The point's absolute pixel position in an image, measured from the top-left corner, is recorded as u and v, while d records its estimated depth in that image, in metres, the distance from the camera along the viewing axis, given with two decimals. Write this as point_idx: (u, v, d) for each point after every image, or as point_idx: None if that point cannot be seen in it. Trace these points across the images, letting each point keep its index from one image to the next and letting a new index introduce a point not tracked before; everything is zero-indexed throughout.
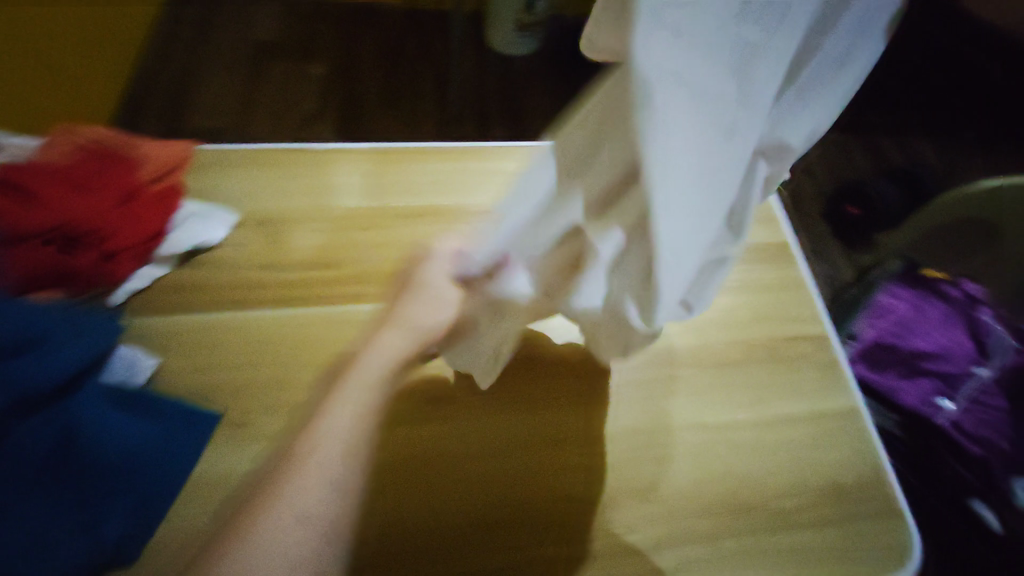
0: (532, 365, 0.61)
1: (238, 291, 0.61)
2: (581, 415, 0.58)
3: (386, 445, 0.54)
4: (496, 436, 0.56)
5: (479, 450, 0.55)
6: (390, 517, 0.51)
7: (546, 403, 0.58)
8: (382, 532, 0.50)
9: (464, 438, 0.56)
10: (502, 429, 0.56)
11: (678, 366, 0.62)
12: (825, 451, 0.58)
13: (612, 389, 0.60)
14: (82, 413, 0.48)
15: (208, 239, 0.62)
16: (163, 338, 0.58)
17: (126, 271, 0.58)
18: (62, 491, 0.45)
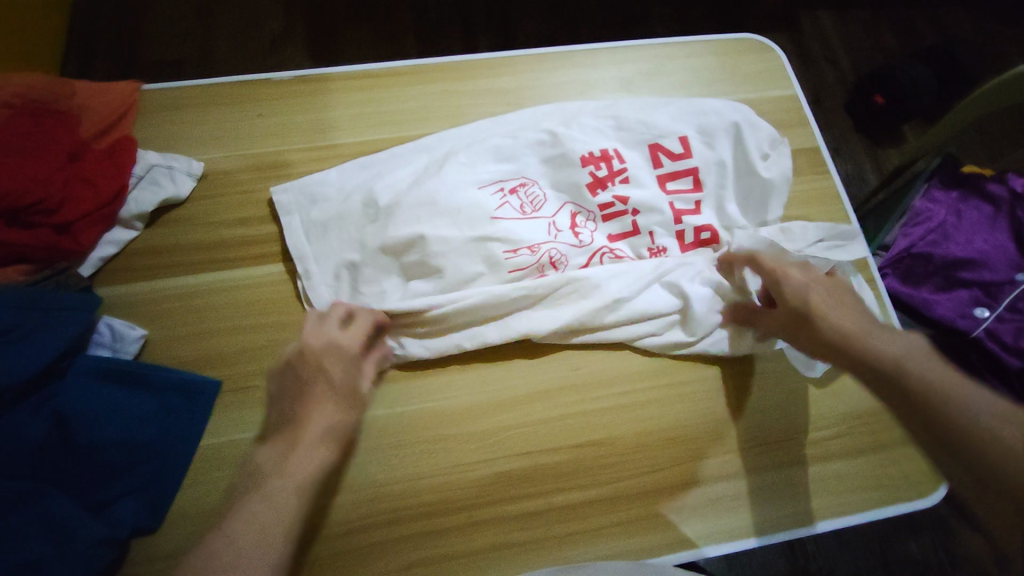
0: None
1: (217, 249, 0.56)
2: (592, 359, 0.55)
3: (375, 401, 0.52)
4: (495, 389, 0.53)
5: (474, 403, 0.52)
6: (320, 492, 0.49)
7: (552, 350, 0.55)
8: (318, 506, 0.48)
9: (461, 391, 0.53)
10: (501, 381, 0.53)
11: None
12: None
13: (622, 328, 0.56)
14: (71, 399, 0.46)
15: (173, 195, 0.56)
16: (147, 306, 0.53)
17: (89, 238, 0.52)
18: (67, 479, 0.44)
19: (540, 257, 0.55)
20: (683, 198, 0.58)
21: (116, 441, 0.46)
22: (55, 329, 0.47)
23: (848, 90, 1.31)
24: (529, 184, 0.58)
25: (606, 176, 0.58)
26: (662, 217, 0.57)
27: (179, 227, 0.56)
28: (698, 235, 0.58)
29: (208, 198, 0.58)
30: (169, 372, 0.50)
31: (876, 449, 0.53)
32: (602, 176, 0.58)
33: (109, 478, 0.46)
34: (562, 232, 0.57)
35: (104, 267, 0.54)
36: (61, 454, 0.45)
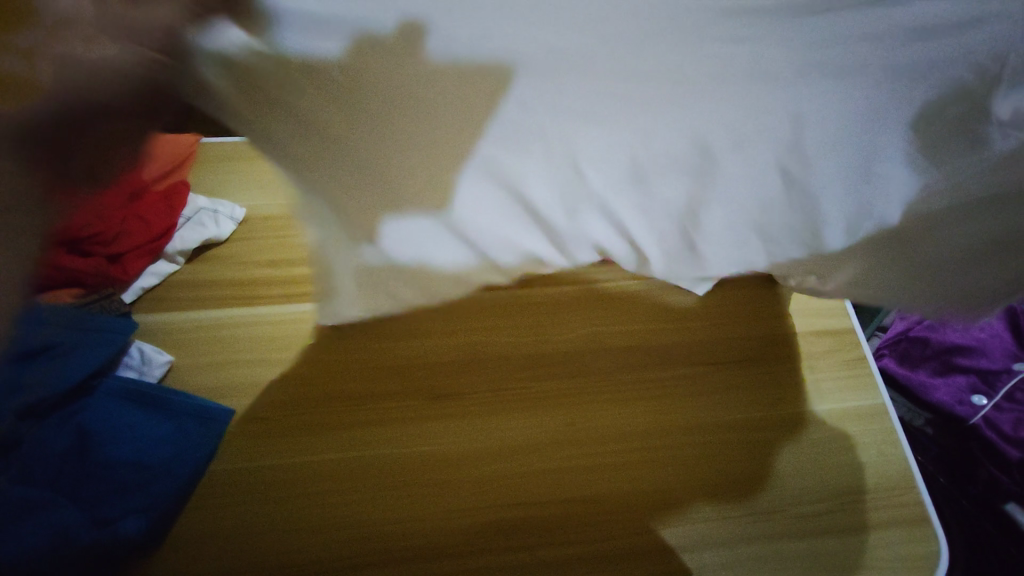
0: (505, 360, 0.59)
1: (246, 285, 0.61)
2: (572, 413, 0.57)
3: (359, 440, 0.54)
4: (477, 436, 0.55)
5: (458, 448, 0.54)
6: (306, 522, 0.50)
7: (531, 401, 0.57)
8: (303, 537, 0.49)
9: (443, 435, 0.55)
10: (480, 429, 0.55)
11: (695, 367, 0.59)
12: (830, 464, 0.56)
13: (604, 387, 0.58)
14: (96, 415, 0.50)
15: (214, 234, 0.62)
16: (176, 333, 0.57)
17: (135, 269, 0.58)
18: (78, 492, 0.47)
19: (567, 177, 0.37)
20: None
21: (128, 460, 0.49)
22: (93, 352, 0.51)
23: None
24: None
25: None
26: None
27: (213, 264, 0.61)
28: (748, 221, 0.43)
29: (243, 239, 0.63)
30: (185, 398, 0.53)
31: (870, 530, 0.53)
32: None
33: (116, 496, 0.48)
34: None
35: (143, 296, 0.59)
36: (78, 466, 0.48)
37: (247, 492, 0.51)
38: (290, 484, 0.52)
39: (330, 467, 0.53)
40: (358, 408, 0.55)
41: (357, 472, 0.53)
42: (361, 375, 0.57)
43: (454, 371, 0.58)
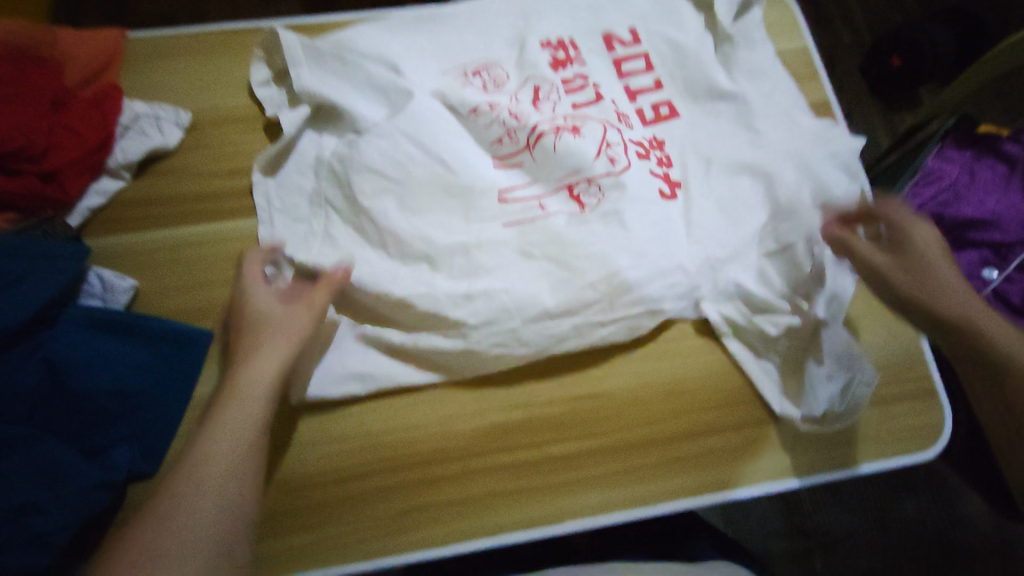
0: None
1: (207, 199, 0.55)
2: None
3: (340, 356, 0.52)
4: None
5: None
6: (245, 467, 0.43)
7: None
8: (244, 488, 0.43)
9: None
10: None
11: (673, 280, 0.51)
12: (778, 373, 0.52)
13: None
14: (65, 344, 0.46)
15: (159, 144, 0.55)
16: (137, 255, 0.53)
17: (76, 187, 0.51)
18: (63, 424, 0.45)
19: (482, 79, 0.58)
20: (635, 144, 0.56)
21: (107, 389, 0.46)
22: (45, 281, 0.46)
23: (864, 51, 1.26)
24: (490, 65, 0.58)
25: (565, 58, 0.59)
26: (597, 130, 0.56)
27: (166, 178, 0.55)
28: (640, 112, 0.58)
29: (197, 148, 0.56)
30: (160, 322, 0.49)
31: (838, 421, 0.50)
32: (571, 55, 0.59)
33: (103, 426, 0.45)
34: (522, 102, 0.57)
35: (92, 218, 0.53)
36: (56, 398, 0.45)
37: (186, 448, 0.44)
38: (221, 443, 0.43)
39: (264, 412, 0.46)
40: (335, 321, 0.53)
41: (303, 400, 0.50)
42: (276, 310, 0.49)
43: None
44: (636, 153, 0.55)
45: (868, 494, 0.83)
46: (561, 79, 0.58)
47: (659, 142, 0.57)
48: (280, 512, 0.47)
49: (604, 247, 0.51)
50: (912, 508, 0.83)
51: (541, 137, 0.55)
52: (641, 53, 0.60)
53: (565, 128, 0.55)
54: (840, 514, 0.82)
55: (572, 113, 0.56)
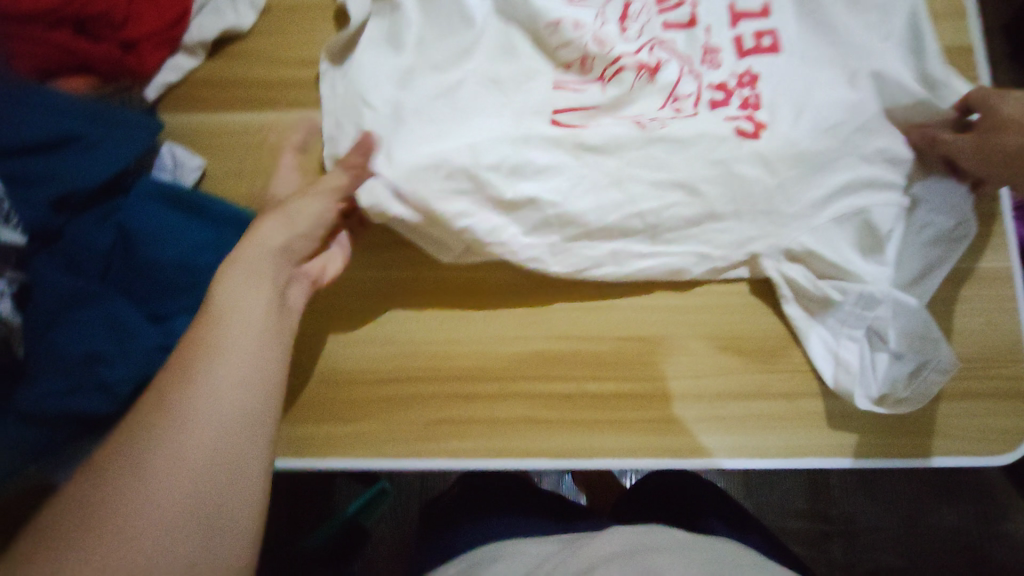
0: None
1: (276, 87, 0.54)
2: None
3: (391, 261, 0.52)
4: (514, 267, 0.51)
5: (493, 277, 0.51)
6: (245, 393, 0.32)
7: None
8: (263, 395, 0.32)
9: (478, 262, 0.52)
10: (519, 259, 0.52)
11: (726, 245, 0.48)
12: (842, 349, 0.47)
13: None
14: (137, 213, 0.48)
15: (233, 24, 0.54)
16: (207, 136, 0.53)
17: (152, 61, 0.51)
18: (133, 287, 0.47)
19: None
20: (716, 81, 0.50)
21: (174, 262, 0.47)
22: (118, 149, 0.47)
23: None
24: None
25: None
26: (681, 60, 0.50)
27: (238, 60, 0.54)
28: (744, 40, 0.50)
29: (270, 32, 0.55)
30: (223, 205, 0.50)
31: (899, 406, 0.46)
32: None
33: (169, 296, 0.47)
34: (608, 24, 0.51)
35: (167, 93, 0.54)
36: (128, 263, 0.47)
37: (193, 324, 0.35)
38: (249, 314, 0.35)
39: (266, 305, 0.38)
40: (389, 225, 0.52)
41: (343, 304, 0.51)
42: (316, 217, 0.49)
43: None
44: (712, 100, 0.50)
45: (905, 492, 0.79)
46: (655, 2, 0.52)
47: (750, 79, 0.50)
48: (317, 401, 0.49)
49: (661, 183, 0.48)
50: (951, 514, 0.79)
51: (618, 70, 0.50)
52: None
53: (647, 65, 0.50)
54: (870, 506, 0.79)
55: (659, 37, 0.51)
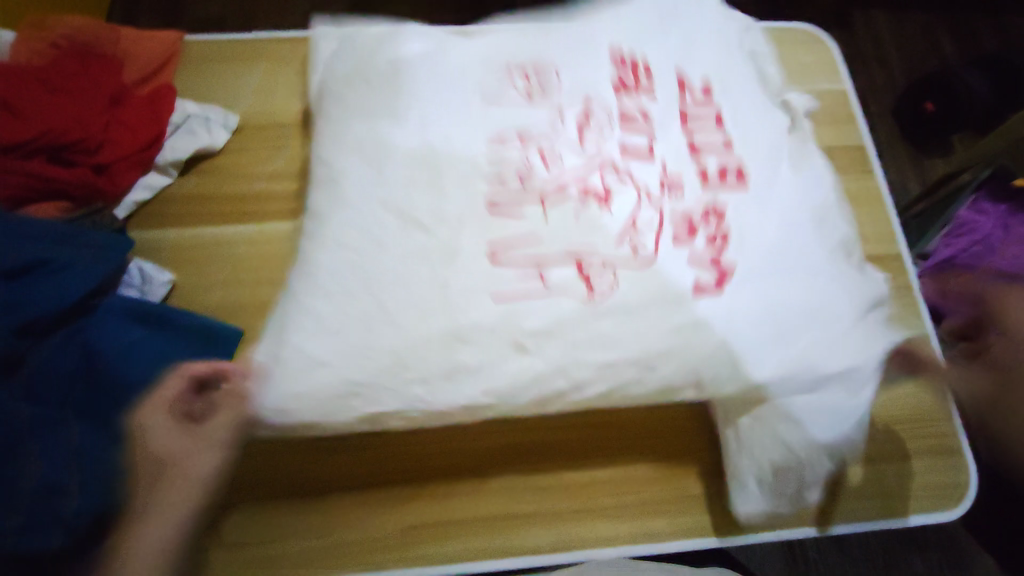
0: None
1: (245, 199, 0.56)
2: None
3: None
4: None
5: None
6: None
7: None
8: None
9: None
10: None
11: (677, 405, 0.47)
12: None
13: None
14: (102, 330, 0.47)
15: (207, 144, 0.56)
16: (177, 249, 0.53)
17: (125, 180, 0.53)
18: (96, 415, 0.45)
19: (526, 145, 0.52)
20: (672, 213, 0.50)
21: (143, 381, 0.46)
22: (91, 268, 0.48)
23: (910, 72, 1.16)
24: (546, 69, 0.55)
25: (633, 82, 0.55)
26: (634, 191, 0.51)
27: (208, 177, 0.56)
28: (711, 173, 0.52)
29: (239, 149, 0.57)
30: (190, 316, 0.50)
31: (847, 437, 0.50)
32: (641, 82, 0.55)
33: (134, 418, 0.46)
34: (566, 129, 0.53)
35: (137, 211, 0.54)
36: (93, 386, 0.45)
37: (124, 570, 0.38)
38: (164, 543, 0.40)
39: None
40: None
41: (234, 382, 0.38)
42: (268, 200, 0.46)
43: None
44: (674, 234, 0.49)
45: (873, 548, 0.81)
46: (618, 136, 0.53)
47: (716, 215, 0.50)
48: (277, 525, 0.47)
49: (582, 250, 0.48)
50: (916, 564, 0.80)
51: (563, 194, 0.50)
52: (711, 111, 0.55)
53: (591, 196, 0.50)
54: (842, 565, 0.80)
55: (607, 160, 0.52)
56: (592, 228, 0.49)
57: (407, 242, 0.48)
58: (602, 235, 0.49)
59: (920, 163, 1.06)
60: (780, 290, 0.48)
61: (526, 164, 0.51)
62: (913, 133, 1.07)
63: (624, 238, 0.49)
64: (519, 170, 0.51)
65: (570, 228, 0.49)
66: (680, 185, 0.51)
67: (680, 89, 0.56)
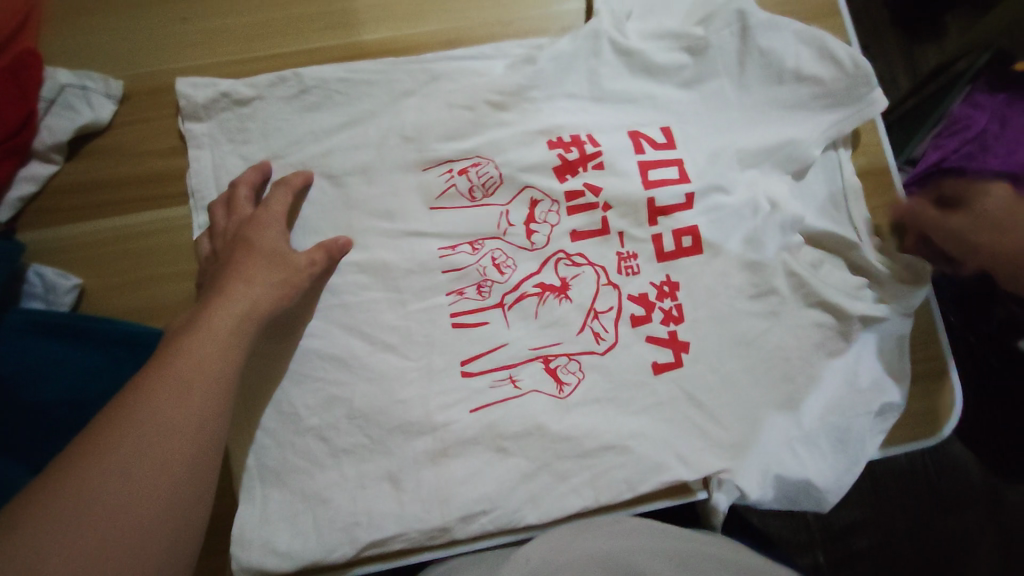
0: None
1: (139, 180, 0.48)
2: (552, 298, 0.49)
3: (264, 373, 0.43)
4: None
5: None
6: (160, 475, 0.29)
7: None
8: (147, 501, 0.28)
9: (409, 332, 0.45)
10: None
11: (674, 416, 0.43)
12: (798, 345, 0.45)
13: None
14: (6, 352, 0.42)
15: (89, 119, 0.48)
16: (73, 247, 0.47)
17: (0, 175, 0.45)
18: (18, 442, 0.41)
19: (481, 256, 0.45)
20: (635, 283, 0.45)
21: (59, 398, 0.42)
22: None
23: None
24: (482, 161, 0.46)
25: (578, 160, 0.46)
26: (594, 244, 0.45)
27: (97, 159, 0.48)
28: (677, 241, 0.45)
29: (128, 122, 0.49)
30: (109, 322, 0.44)
31: (881, 385, 0.44)
32: (588, 153, 0.46)
33: (61, 438, 0.41)
34: (513, 229, 0.45)
35: (25, 208, 0.47)
36: (8, 412, 0.41)
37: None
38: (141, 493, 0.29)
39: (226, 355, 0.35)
40: (278, 344, 0.43)
41: (253, 305, 0.39)
42: (210, 238, 0.44)
43: (363, 272, 0.44)
44: (633, 315, 0.44)
45: (903, 511, 0.65)
46: (568, 191, 0.46)
47: (671, 288, 0.45)
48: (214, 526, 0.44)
49: (542, 324, 0.44)
50: (970, 524, 0.64)
51: (519, 297, 0.44)
52: (675, 159, 0.46)
53: (551, 287, 0.44)
54: (872, 532, 0.64)
55: (566, 248, 0.45)
56: (551, 312, 0.44)
57: (342, 330, 0.43)
58: (564, 310, 0.44)
59: (907, 53, 0.75)
60: (757, 336, 0.44)
61: (473, 260, 0.45)
62: (899, 20, 0.75)
63: (584, 328, 0.44)
64: (460, 232, 0.45)
65: (523, 307, 0.44)
66: (634, 267, 0.45)
67: (634, 149, 0.46)
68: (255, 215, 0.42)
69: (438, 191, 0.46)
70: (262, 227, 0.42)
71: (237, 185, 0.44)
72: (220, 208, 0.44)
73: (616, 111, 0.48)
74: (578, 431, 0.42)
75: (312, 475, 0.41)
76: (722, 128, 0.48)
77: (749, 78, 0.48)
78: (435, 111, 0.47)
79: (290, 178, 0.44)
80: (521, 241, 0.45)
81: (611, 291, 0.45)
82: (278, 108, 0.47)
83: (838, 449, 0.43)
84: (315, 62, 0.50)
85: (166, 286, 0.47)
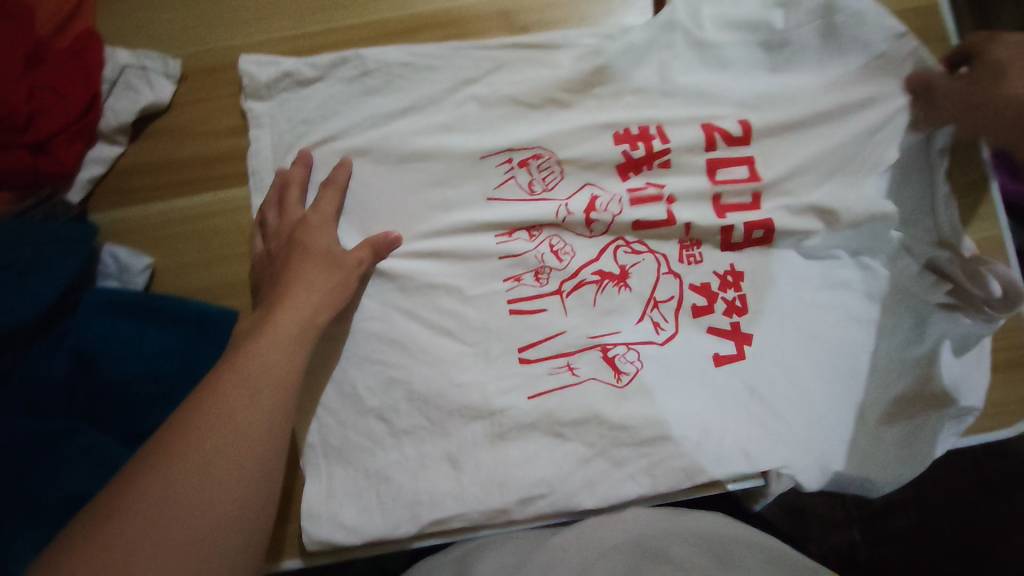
0: None
1: (201, 162, 0.49)
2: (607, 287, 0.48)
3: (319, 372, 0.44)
4: None
5: None
6: (236, 475, 0.30)
7: None
8: (234, 493, 0.29)
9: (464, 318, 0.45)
10: None
11: (734, 408, 0.42)
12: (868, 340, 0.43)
13: None
14: (88, 330, 0.44)
15: (152, 101, 0.48)
16: (141, 228, 0.48)
17: (71, 158, 0.46)
18: (103, 415, 0.44)
19: (539, 244, 0.44)
20: (699, 273, 0.44)
21: (139, 374, 0.44)
22: (59, 265, 0.43)
23: None
24: (544, 155, 0.45)
25: (643, 159, 0.44)
26: (657, 236, 0.44)
27: (160, 140, 0.49)
28: (749, 234, 0.43)
29: (188, 102, 0.49)
30: (181, 302, 0.46)
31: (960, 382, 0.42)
32: (655, 151, 0.44)
33: (141, 413, 0.44)
34: (572, 217, 0.44)
35: (96, 190, 0.49)
36: (93, 387, 0.44)
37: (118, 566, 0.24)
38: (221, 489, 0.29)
39: (288, 361, 0.36)
40: (326, 350, 0.44)
41: (309, 310, 0.40)
42: (262, 237, 0.45)
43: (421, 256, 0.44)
44: (695, 305, 0.43)
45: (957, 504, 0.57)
46: (630, 190, 0.44)
47: (735, 278, 0.43)
48: None
49: (600, 313, 0.43)
50: None
51: (578, 284, 0.44)
52: (747, 158, 0.44)
53: (610, 275, 0.44)
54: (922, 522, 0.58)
55: (626, 236, 0.44)
56: (609, 300, 0.43)
57: (402, 315, 0.44)
58: (623, 297, 0.43)
59: None
60: (823, 328, 0.43)
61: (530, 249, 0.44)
62: None
63: (644, 317, 0.43)
64: (518, 217, 0.44)
65: (581, 295, 0.44)
66: (697, 256, 0.44)
67: (704, 145, 0.44)
68: (307, 217, 0.43)
69: (498, 182, 0.45)
70: (315, 229, 0.43)
71: (289, 184, 0.45)
72: (269, 207, 0.45)
73: (683, 88, 0.45)
74: (635, 420, 0.42)
75: (375, 454, 0.43)
76: (799, 104, 0.45)
77: (830, 50, 0.44)
78: (493, 92, 0.46)
79: (336, 176, 0.44)
80: (582, 233, 0.44)
81: (674, 283, 0.43)
82: (336, 89, 0.47)
83: (904, 450, 0.42)
84: (370, 37, 0.49)
85: (229, 267, 0.48)
